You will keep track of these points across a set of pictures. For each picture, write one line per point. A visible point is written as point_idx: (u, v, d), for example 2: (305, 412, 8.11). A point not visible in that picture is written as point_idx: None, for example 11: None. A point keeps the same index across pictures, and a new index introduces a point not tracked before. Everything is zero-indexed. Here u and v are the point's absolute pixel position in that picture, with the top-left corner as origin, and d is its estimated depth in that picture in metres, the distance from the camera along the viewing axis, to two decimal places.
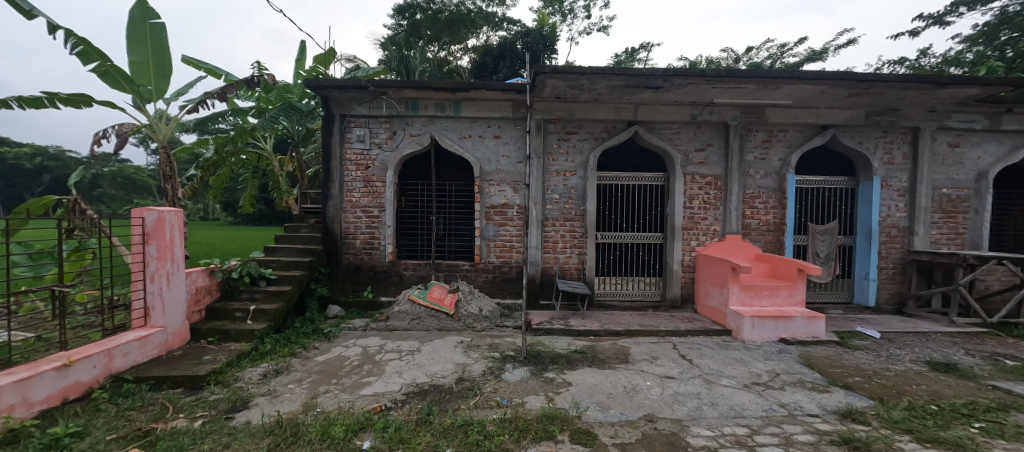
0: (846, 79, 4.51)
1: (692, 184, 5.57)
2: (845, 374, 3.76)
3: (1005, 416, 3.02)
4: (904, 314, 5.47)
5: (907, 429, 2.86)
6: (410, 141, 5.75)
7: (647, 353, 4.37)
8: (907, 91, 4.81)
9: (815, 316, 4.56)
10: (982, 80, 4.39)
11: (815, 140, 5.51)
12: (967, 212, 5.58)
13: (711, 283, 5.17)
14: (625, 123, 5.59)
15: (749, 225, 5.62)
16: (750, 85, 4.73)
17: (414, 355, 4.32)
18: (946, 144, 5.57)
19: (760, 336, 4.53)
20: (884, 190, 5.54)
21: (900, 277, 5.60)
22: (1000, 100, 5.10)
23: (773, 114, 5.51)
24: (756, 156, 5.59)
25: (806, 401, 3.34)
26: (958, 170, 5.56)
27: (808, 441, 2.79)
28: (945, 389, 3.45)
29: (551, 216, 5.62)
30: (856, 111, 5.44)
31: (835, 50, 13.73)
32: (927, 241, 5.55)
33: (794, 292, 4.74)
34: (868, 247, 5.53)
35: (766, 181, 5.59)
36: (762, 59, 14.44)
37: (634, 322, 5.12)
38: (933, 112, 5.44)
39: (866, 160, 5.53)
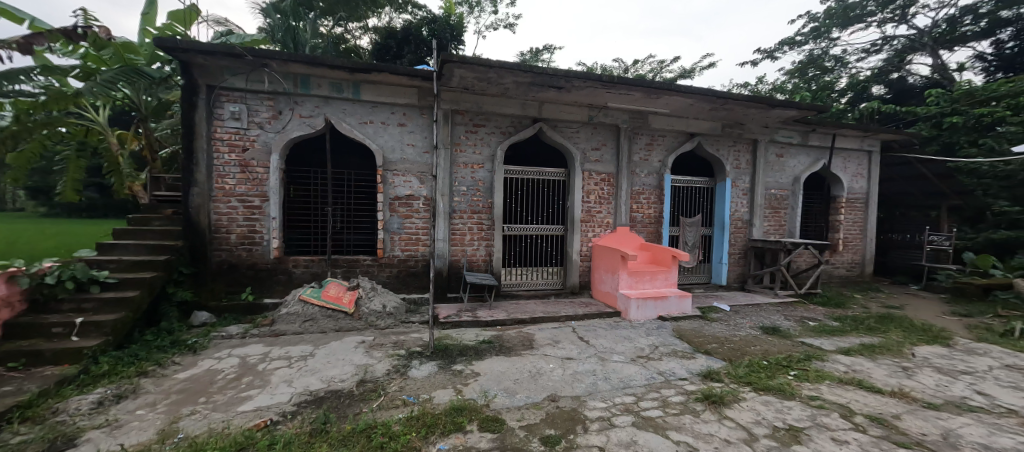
0: (708, 95, 5.35)
1: (590, 180, 6.06)
2: (706, 342, 4.52)
3: (809, 364, 3.97)
4: (746, 290, 6.79)
5: (748, 382, 3.59)
6: (299, 122, 5.13)
7: (549, 338, 4.64)
8: (750, 109, 5.92)
9: (684, 295, 5.36)
10: (797, 105, 5.63)
11: (685, 145, 6.44)
12: (787, 209, 7.13)
13: (605, 270, 5.69)
14: (530, 120, 5.82)
15: (635, 218, 6.33)
16: (637, 93, 5.31)
17: (306, 361, 3.90)
18: (775, 154, 7.00)
19: (643, 316, 5.17)
20: (734, 190, 6.76)
21: (743, 260, 6.91)
22: (808, 122, 6.60)
23: (655, 121, 6.26)
24: (641, 157, 6.30)
25: (678, 367, 3.93)
26: (782, 175, 7.05)
27: (679, 401, 3.30)
28: (772, 347, 4.39)
29: (458, 208, 5.56)
30: (715, 123, 6.51)
31: (700, 71, 16.25)
32: (761, 231, 6.94)
33: (670, 276, 5.51)
34: (722, 236, 6.71)
35: (649, 179, 6.36)
36: (646, 72, 16.36)
37: (538, 310, 5.39)
38: (767, 128, 6.80)
39: (721, 164, 6.66)
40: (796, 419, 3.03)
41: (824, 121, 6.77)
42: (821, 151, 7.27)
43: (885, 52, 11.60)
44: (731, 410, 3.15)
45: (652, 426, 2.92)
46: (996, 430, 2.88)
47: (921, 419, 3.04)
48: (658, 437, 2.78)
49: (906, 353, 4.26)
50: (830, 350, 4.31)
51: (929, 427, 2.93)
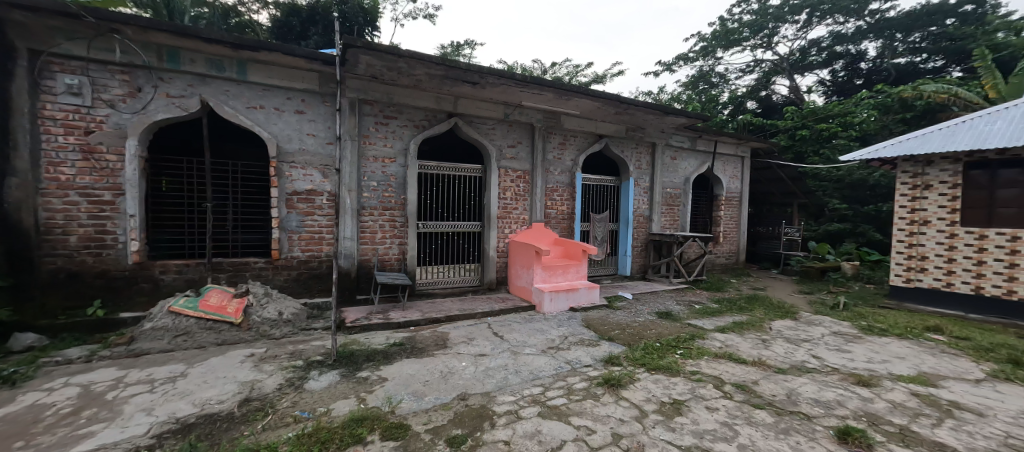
0: (613, 100, 5.75)
1: (506, 177, 6.13)
2: (610, 329, 4.87)
3: (693, 342, 4.50)
4: (646, 279, 7.49)
5: (643, 363, 3.94)
6: (167, 103, 4.36)
7: (464, 336, 4.60)
8: (648, 115, 6.50)
9: (593, 286, 5.73)
10: (686, 113, 6.33)
11: (594, 146, 6.85)
12: (680, 206, 8.02)
13: (520, 265, 5.81)
14: (445, 114, 5.69)
15: (550, 215, 6.57)
16: (549, 94, 5.49)
17: (175, 383, 3.33)
18: (670, 157, 7.81)
19: (556, 308, 5.40)
20: (636, 188, 7.40)
21: (644, 252, 7.60)
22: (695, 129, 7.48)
23: (566, 122, 6.55)
24: (554, 156, 6.55)
25: (584, 355, 4.17)
26: (675, 176, 7.90)
27: (583, 387, 3.49)
28: (664, 330, 4.88)
29: (368, 204, 5.23)
30: (620, 126, 7.04)
31: (611, 77, 17.55)
32: (660, 226, 7.69)
33: (580, 269, 5.84)
34: (626, 231, 7.30)
35: (562, 177, 6.65)
36: (563, 75, 17.19)
37: (454, 308, 5.31)
38: (663, 133, 7.54)
39: (625, 164, 7.23)
40: (679, 393, 3.39)
41: (708, 129, 7.73)
42: (706, 155, 8.29)
43: (756, 73, 13.70)
44: (627, 391, 3.41)
45: (556, 414, 3.03)
46: (823, 386, 3.54)
47: (773, 383, 3.61)
48: (560, 424, 2.89)
49: (765, 327, 5.06)
50: (709, 329, 4.93)
51: (779, 389, 3.50)
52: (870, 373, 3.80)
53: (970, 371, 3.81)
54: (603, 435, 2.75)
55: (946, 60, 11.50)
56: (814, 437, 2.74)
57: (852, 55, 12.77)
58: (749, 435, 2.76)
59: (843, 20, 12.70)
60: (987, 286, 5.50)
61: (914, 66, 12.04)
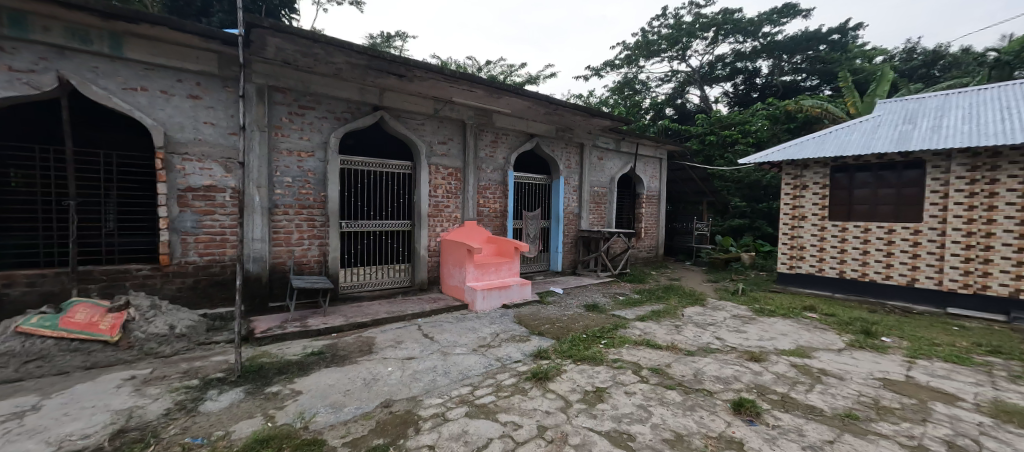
0: (542, 100, 5.89)
1: (437, 174, 5.98)
2: (540, 324, 5.00)
3: (616, 332, 4.78)
4: (576, 273, 7.83)
5: (569, 355, 4.10)
6: (10, 79, 3.56)
7: (391, 340, 4.40)
8: (576, 116, 6.78)
9: (525, 282, 5.86)
10: (610, 116, 6.72)
11: (525, 145, 6.98)
12: (606, 203, 8.50)
13: (452, 264, 5.72)
14: (370, 107, 5.39)
15: (482, 213, 6.57)
16: (479, 91, 5.47)
17: (20, 420, 2.72)
18: (597, 157, 8.23)
19: (488, 306, 5.41)
20: (566, 187, 7.69)
21: (574, 248, 7.94)
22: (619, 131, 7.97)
23: (498, 120, 6.59)
24: (486, 154, 6.55)
25: (514, 351, 4.22)
26: (602, 175, 8.35)
27: (512, 383, 3.53)
28: (591, 322, 5.14)
29: (281, 202, 4.77)
30: (550, 126, 7.26)
31: (544, 79, 18.08)
32: (588, 223, 8.09)
33: (513, 266, 5.92)
34: (557, 228, 7.56)
35: (494, 175, 6.67)
36: (497, 74, 17.34)
37: (382, 311, 5.07)
38: (590, 134, 7.92)
39: (556, 163, 7.47)
40: (601, 381, 3.57)
41: (630, 132, 8.28)
42: (629, 156, 8.89)
43: (673, 83, 15.06)
44: (553, 383, 3.51)
45: (484, 413, 3.02)
46: (724, 364, 3.97)
47: (683, 365, 3.97)
48: (487, 422, 2.88)
49: (678, 314, 5.56)
50: (631, 319, 5.29)
51: (688, 370, 3.85)
52: (760, 349, 4.35)
53: (835, 342, 4.53)
54: (529, 429, 2.79)
55: (819, 81, 13.81)
56: (715, 411, 3.05)
57: (749, 71, 14.61)
58: (661, 414, 2.98)
59: (742, 40, 14.42)
60: (847, 270, 6.60)
61: (796, 83, 14.09)
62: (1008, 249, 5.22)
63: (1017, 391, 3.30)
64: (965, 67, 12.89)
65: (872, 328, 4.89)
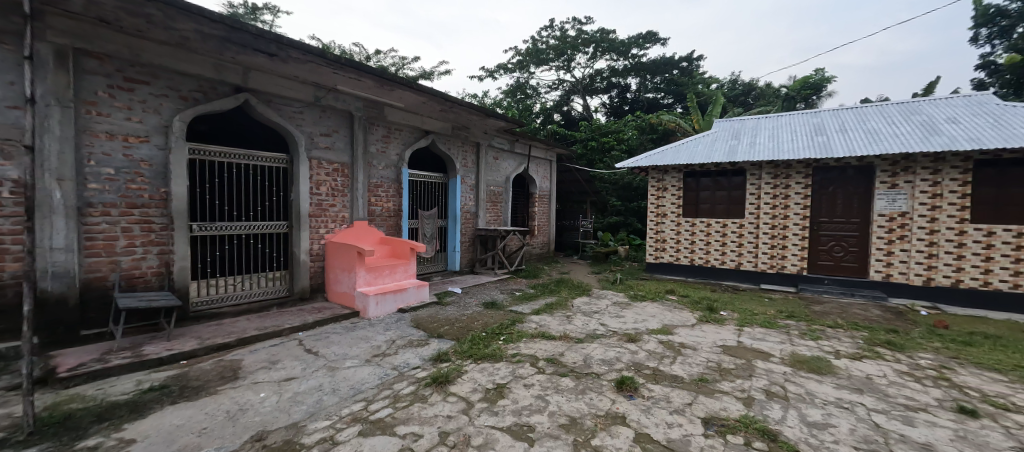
0: (437, 97, 5.77)
1: (319, 170, 5.35)
2: (439, 326, 4.89)
3: (514, 327, 4.97)
4: (474, 272, 7.91)
5: (469, 355, 4.11)
6: None
7: (264, 360, 3.78)
8: (471, 115, 6.84)
9: (422, 284, 5.67)
10: (505, 118, 6.94)
11: (420, 141, 6.74)
12: (502, 202, 8.76)
13: (340, 269, 5.21)
14: (231, 87, 4.57)
15: (374, 212, 6.14)
16: (368, 81, 5.09)
17: None
18: (492, 157, 8.42)
19: (382, 311, 5.07)
20: (463, 186, 7.69)
21: (472, 247, 7.99)
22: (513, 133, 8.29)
23: (390, 113, 6.22)
24: (377, 149, 6.13)
25: (412, 357, 4.04)
26: (498, 175, 8.58)
27: (410, 392, 3.36)
28: (490, 319, 5.24)
29: (99, 200, 3.68)
30: (446, 124, 7.15)
31: (438, 76, 17.81)
32: (485, 221, 8.23)
33: (408, 267, 5.68)
34: (454, 227, 7.50)
35: (387, 172, 6.29)
36: (388, 65, 16.43)
37: (250, 328, 4.32)
38: (486, 134, 8.06)
39: (452, 162, 7.39)
40: (502, 377, 3.66)
41: (523, 134, 8.69)
42: (522, 157, 9.31)
43: (560, 91, 16.32)
44: (454, 386, 3.46)
45: (380, 428, 2.81)
46: (608, 347, 4.45)
47: (574, 352, 4.32)
48: (384, 438, 2.69)
49: (568, 305, 6.05)
50: (527, 313, 5.56)
51: (578, 356, 4.21)
52: (635, 331, 5.01)
53: (689, 319, 5.49)
54: (430, 437, 2.69)
55: (673, 100, 16.55)
56: (602, 391, 3.40)
57: (622, 87, 16.73)
58: (557, 402, 3.20)
59: (615, 58, 16.33)
60: (695, 258, 8.06)
61: (657, 100, 16.61)
62: (796, 237, 7.09)
63: (801, 344, 4.47)
64: (765, 98, 16.92)
65: (714, 305, 6.07)
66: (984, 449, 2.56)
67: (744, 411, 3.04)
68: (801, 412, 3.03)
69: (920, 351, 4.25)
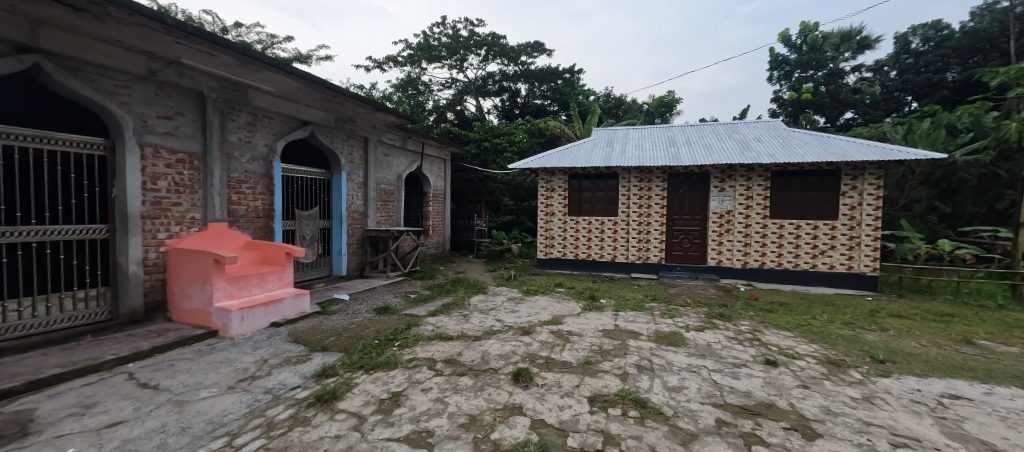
0: (318, 84, 5.23)
1: (156, 160, 4.33)
2: (323, 338, 4.41)
3: (409, 331, 4.78)
4: (363, 276, 7.36)
5: (360, 366, 3.80)
6: None
7: (73, 405, 2.88)
8: (357, 107, 6.37)
9: (301, 293, 5.08)
10: (396, 113, 6.64)
11: (296, 132, 6.02)
12: (394, 202, 8.34)
13: (189, 281, 4.31)
14: (9, 44, 3.38)
15: (236, 212, 5.26)
16: (227, 57, 4.33)
17: None
18: (382, 153, 7.96)
19: (249, 328, 4.36)
20: (349, 183, 7.09)
21: (361, 249, 7.43)
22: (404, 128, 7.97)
23: (256, 98, 5.39)
24: (240, 138, 5.26)
25: (289, 376, 3.55)
26: (388, 172, 8.14)
27: (288, 416, 2.94)
28: (382, 325, 4.94)
29: None
30: (328, 114, 6.51)
31: (317, 61, 16.06)
32: (375, 222, 7.72)
33: (283, 275, 5.01)
34: (340, 228, 6.87)
35: (252, 166, 5.45)
36: (251, 42, 14.15)
37: (49, 365, 3.25)
38: (374, 128, 7.59)
39: (336, 156, 6.75)
40: (397, 385, 3.47)
41: (415, 131, 8.43)
42: (415, 155, 9.02)
43: (452, 90, 16.31)
44: (343, 402, 3.14)
45: None
46: (504, 342, 4.59)
47: (471, 350, 4.35)
48: None
49: (465, 304, 6.07)
50: (423, 315, 5.40)
51: (475, 354, 4.25)
52: (528, 323, 5.28)
53: (574, 308, 6.01)
54: None
55: (558, 108, 17.77)
56: (499, 385, 3.49)
57: (512, 91, 17.48)
58: (456, 402, 3.16)
59: (506, 63, 16.96)
60: (579, 253, 8.87)
61: (544, 107, 17.66)
62: (657, 232, 8.35)
63: (661, 322, 5.28)
64: (632, 113, 19.55)
65: (595, 294, 6.78)
66: (781, 389, 3.38)
67: (621, 386, 3.45)
68: (664, 380, 3.57)
69: (740, 319, 5.41)
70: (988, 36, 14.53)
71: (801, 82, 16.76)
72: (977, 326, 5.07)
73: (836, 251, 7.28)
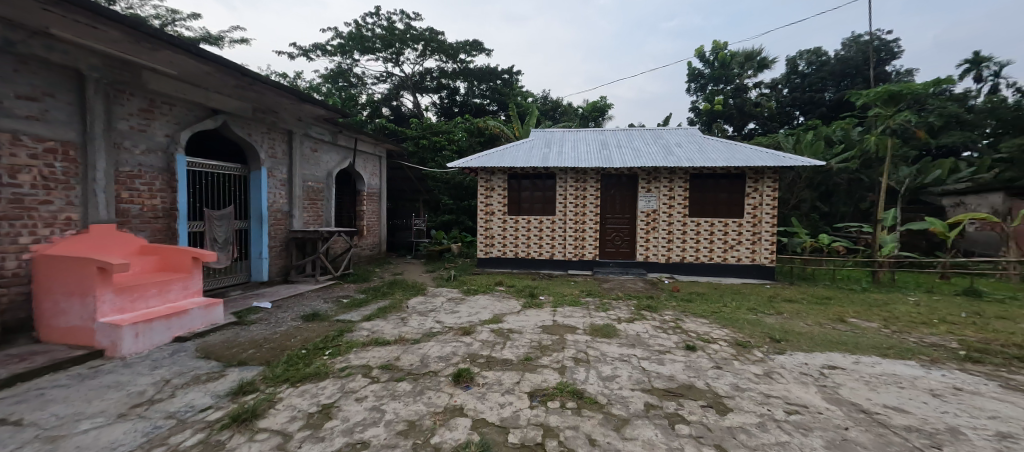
0: (232, 69, 4.72)
1: (15, 149, 3.59)
2: (239, 352, 3.98)
3: (341, 338, 4.50)
4: (288, 281, 6.78)
5: (285, 379, 3.49)
6: None
7: None
8: (280, 98, 5.87)
9: (212, 303, 4.54)
10: (326, 106, 6.22)
11: (205, 122, 5.37)
12: (323, 200, 7.79)
13: (63, 295, 3.62)
14: None
15: (127, 212, 4.55)
16: (115, 31, 3.73)
17: None
18: (310, 148, 7.39)
19: (147, 345, 3.79)
20: (270, 180, 6.48)
21: (284, 252, 6.83)
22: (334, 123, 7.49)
23: (152, 80, 4.71)
24: (131, 126, 4.56)
25: (198, 396, 3.13)
26: (317, 169, 7.58)
27: (198, 441, 2.59)
28: (311, 334, 4.58)
29: None
30: (244, 104, 5.89)
31: (231, 43, 14.42)
32: (302, 222, 7.15)
33: (189, 283, 4.44)
34: (260, 229, 6.26)
35: (149, 159, 4.76)
36: (146, 15, 12.29)
37: None
38: (300, 121, 7.03)
39: (254, 150, 6.14)
40: (328, 397, 3.23)
41: (347, 126, 7.96)
42: (347, 151, 8.51)
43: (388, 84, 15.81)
44: (264, 420, 2.84)
45: None
46: (444, 344, 4.51)
47: (410, 354, 4.22)
48: None
49: (403, 307, 5.86)
50: (357, 321, 5.11)
51: (415, 357, 4.12)
52: (469, 323, 5.26)
53: (514, 307, 6.11)
54: None
55: (498, 108, 17.82)
56: (440, 388, 3.42)
57: (451, 89, 17.34)
58: (395, 409, 3.04)
59: (445, 59, 16.67)
60: (519, 252, 9.02)
61: (483, 106, 17.58)
62: (592, 230, 8.78)
63: (596, 316, 5.57)
64: (568, 116, 20.36)
65: (535, 291, 6.95)
66: (699, 371, 3.74)
67: (559, 379, 3.57)
68: (598, 371, 3.76)
69: (665, 310, 5.89)
70: (852, 64, 17.62)
71: (715, 94, 18.67)
72: (847, 307, 6.06)
73: (742, 246, 8.24)
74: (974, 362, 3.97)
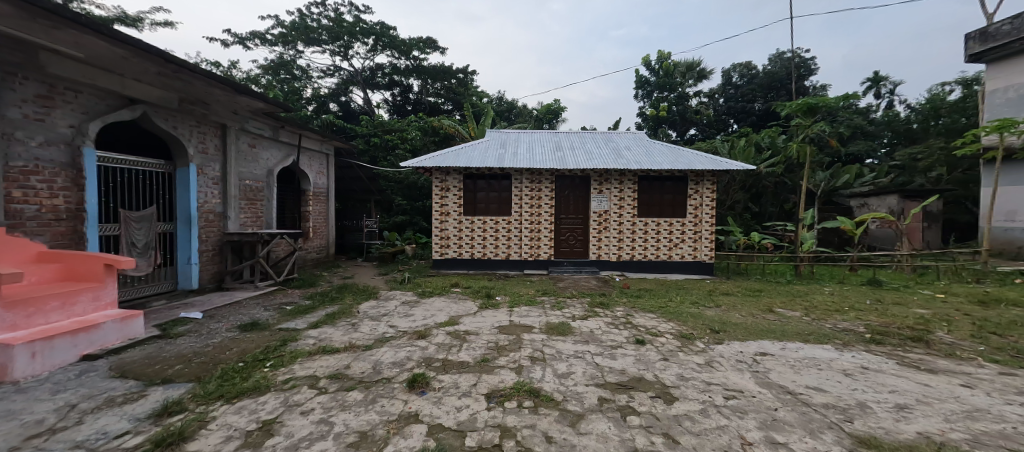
0: (154, 55, 4.26)
1: None
2: (165, 368, 3.59)
3: (284, 348, 4.20)
4: (222, 288, 6.22)
5: (219, 396, 3.19)
6: None
7: None
8: (211, 88, 5.39)
9: (130, 315, 4.06)
10: (265, 99, 5.80)
11: (121, 112, 4.79)
12: (263, 200, 7.25)
13: None
14: None
15: (20, 213, 3.94)
16: (4, 5, 3.22)
17: None
18: (246, 143, 6.84)
19: (46, 365, 3.29)
20: (200, 178, 5.91)
21: (218, 257, 6.27)
22: (275, 117, 6.99)
23: (53, 63, 4.14)
24: (24, 114, 3.97)
25: (113, 421, 2.76)
26: (255, 166, 7.03)
27: None
28: (249, 345, 4.23)
29: None
30: (168, 93, 5.33)
31: (152, 25, 12.93)
32: (238, 224, 6.61)
33: (100, 293, 3.93)
34: (188, 232, 5.70)
35: (48, 152, 4.17)
36: None
37: None
38: (235, 114, 6.48)
39: (182, 146, 5.58)
40: (269, 412, 3.00)
41: (289, 121, 7.46)
42: (290, 147, 7.97)
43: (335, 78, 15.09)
44: (194, 443, 2.57)
45: None
46: (397, 349, 4.37)
47: (361, 361, 4.03)
48: None
49: (354, 312, 5.60)
50: (303, 329, 4.80)
51: (366, 365, 3.94)
52: (425, 327, 5.14)
53: (470, 308, 6.06)
54: None
55: (452, 107, 17.58)
56: (394, 395, 3.30)
57: (403, 86, 16.94)
58: (345, 420, 2.88)
59: (397, 56, 16.18)
60: (474, 253, 8.97)
61: (438, 105, 17.33)
62: (546, 230, 8.94)
63: (552, 314, 5.69)
64: (524, 118, 20.61)
65: (491, 292, 6.95)
66: (648, 363, 3.93)
67: (516, 378, 3.59)
68: (554, 369, 3.82)
69: (616, 306, 6.14)
70: (777, 78, 19.39)
71: (660, 101, 19.77)
72: (775, 298, 6.68)
73: (685, 244, 8.80)
74: (877, 343, 4.52)
